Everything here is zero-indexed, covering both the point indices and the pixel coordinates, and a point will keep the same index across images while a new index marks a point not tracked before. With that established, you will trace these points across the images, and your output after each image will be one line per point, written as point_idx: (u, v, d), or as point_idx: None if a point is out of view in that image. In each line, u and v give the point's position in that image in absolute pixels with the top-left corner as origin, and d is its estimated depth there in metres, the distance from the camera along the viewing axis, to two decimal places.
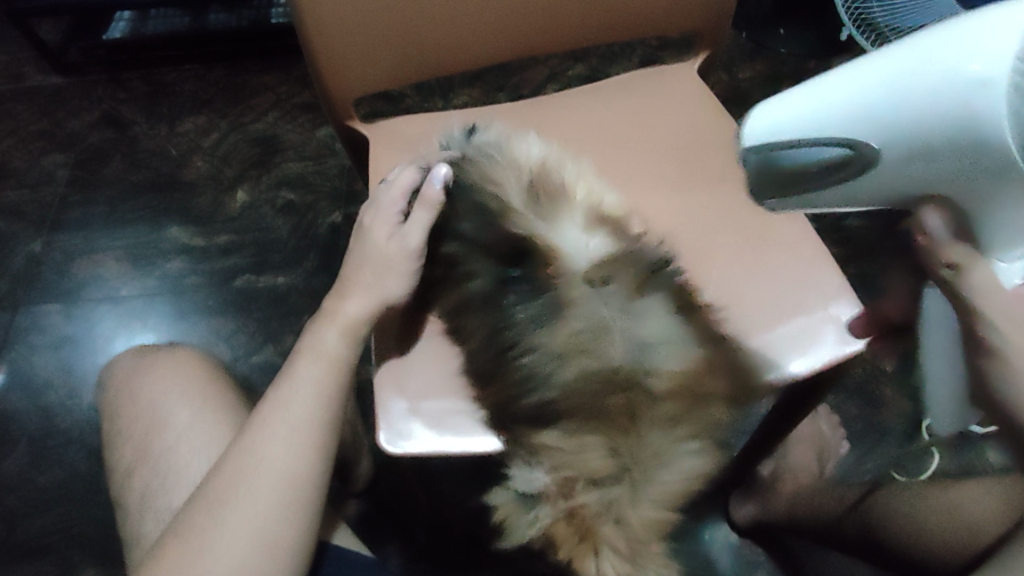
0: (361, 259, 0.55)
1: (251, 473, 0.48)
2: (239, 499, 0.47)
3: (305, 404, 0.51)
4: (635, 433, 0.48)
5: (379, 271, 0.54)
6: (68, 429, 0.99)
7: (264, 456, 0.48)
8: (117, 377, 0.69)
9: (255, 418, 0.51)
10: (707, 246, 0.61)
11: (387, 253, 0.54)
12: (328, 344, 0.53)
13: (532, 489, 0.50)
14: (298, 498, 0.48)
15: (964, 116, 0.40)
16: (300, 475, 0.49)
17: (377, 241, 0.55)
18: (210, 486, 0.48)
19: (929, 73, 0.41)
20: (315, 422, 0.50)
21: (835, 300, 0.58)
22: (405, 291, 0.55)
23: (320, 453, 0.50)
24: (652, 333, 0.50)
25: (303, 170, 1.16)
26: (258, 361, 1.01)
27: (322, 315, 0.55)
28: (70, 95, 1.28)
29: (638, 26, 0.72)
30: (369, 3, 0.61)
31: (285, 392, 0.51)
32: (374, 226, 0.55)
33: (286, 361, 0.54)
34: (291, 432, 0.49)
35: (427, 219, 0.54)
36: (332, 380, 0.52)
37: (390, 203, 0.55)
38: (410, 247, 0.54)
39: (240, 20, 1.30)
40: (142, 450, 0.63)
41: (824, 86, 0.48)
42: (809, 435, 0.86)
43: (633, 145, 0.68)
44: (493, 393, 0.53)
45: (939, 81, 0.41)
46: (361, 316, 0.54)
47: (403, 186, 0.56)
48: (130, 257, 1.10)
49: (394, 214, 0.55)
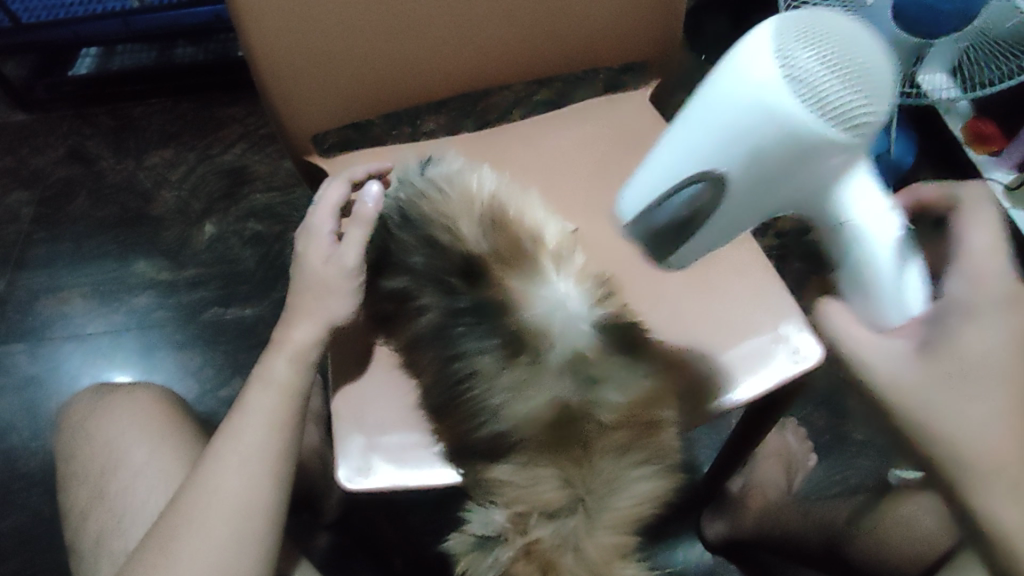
0: (300, 285, 0.55)
1: (204, 507, 0.48)
2: (192, 534, 0.47)
3: (257, 435, 0.51)
4: (587, 463, 0.48)
5: (318, 294, 0.54)
6: (32, 471, 0.97)
7: (215, 489, 0.48)
8: (74, 418, 0.68)
9: (208, 453, 0.51)
10: (657, 271, 0.62)
11: (323, 275, 0.54)
12: (277, 374, 0.53)
13: (490, 532, 0.50)
14: (251, 531, 0.48)
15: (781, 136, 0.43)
16: (255, 505, 0.49)
17: (312, 264, 0.54)
18: (164, 524, 0.48)
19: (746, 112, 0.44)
20: (268, 453, 0.51)
21: (783, 319, 0.59)
22: (350, 310, 0.55)
23: (275, 485, 0.50)
24: (600, 360, 0.51)
25: (270, 201, 1.16)
26: (226, 396, 1.01)
27: (271, 345, 0.55)
28: (35, 132, 1.27)
29: (587, 56, 0.73)
30: (318, 41, 0.62)
31: (235, 424, 0.51)
32: (309, 252, 0.55)
33: (236, 398, 0.54)
34: (243, 462, 0.49)
35: (363, 236, 0.55)
36: (283, 409, 0.52)
37: (320, 224, 0.56)
38: (346, 266, 0.54)
39: (207, 54, 1.32)
40: (100, 492, 0.62)
41: (663, 159, 0.51)
42: (775, 449, 0.86)
43: (586, 171, 0.69)
44: (448, 425, 0.54)
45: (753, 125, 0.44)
46: (307, 342, 0.54)
47: (331, 206, 0.57)
48: (96, 293, 1.09)
49: (325, 236, 0.55)
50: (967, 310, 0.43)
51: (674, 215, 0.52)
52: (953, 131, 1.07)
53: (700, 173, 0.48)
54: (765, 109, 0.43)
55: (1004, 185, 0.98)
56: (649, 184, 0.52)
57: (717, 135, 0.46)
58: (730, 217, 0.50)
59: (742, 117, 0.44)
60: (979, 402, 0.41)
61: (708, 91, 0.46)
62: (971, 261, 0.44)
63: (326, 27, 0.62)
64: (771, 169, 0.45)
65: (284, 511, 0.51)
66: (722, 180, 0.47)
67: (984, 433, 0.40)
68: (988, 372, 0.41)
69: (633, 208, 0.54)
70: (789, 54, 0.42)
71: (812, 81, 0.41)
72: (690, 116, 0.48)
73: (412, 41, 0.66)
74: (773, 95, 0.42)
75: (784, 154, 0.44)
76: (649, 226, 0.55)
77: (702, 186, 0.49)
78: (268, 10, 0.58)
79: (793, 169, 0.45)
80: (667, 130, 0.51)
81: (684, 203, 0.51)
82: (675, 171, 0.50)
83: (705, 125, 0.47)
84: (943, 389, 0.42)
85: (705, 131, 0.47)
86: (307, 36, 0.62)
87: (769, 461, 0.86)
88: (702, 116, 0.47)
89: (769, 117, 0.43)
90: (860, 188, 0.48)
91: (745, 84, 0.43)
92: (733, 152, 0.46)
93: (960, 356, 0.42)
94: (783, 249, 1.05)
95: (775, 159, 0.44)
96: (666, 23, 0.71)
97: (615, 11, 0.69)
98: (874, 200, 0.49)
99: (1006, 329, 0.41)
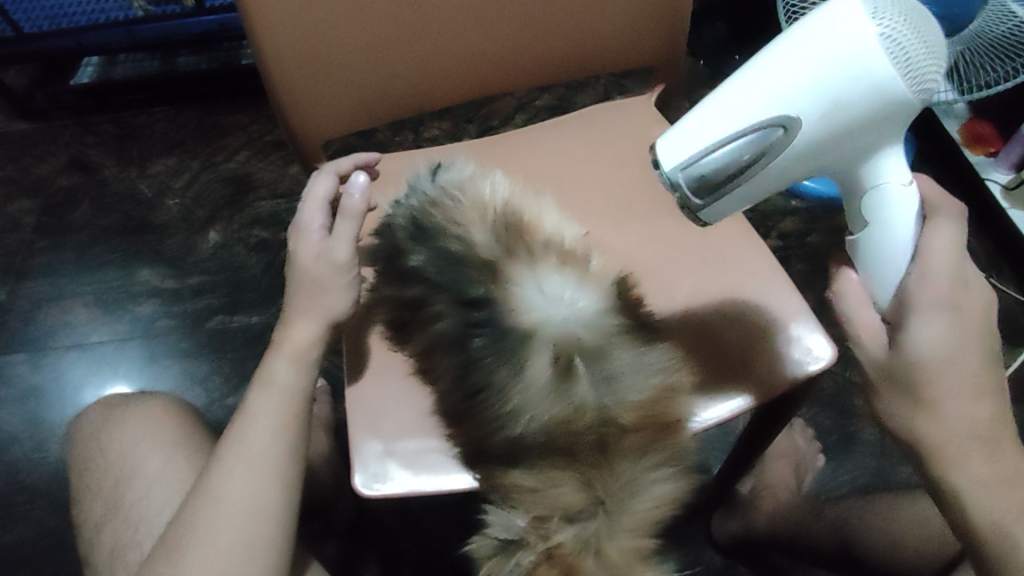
0: (295, 281, 0.54)
1: (211, 513, 0.48)
2: (201, 543, 0.47)
3: (261, 437, 0.51)
4: (607, 465, 0.49)
5: (314, 291, 0.53)
6: (36, 483, 0.96)
7: (221, 494, 0.48)
8: (86, 429, 0.68)
9: (214, 459, 0.51)
10: (666, 273, 0.62)
11: (317, 272, 0.53)
12: (279, 375, 0.53)
13: (510, 536, 0.50)
14: (262, 538, 0.48)
15: (869, 88, 0.41)
16: (262, 508, 0.49)
17: (305, 260, 0.54)
18: (174, 535, 0.48)
19: (837, 62, 0.41)
20: (275, 457, 0.50)
21: (794, 322, 0.59)
22: (348, 305, 0.54)
23: (283, 488, 0.50)
24: (618, 363, 0.51)
25: (274, 209, 1.16)
26: (233, 404, 1.00)
27: (272, 345, 0.55)
28: (37, 141, 1.27)
29: (592, 63, 0.74)
30: (326, 50, 0.63)
31: (239, 429, 0.51)
32: (300, 248, 0.54)
33: (240, 405, 0.54)
34: (247, 467, 0.49)
35: (352, 231, 0.54)
36: (287, 410, 0.52)
37: (310, 219, 0.55)
38: (337, 262, 0.53)
39: (209, 62, 1.32)
40: (114, 502, 0.62)
41: (719, 106, 0.45)
42: (785, 451, 0.87)
43: (595, 176, 0.70)
44: (465, 429, 0.54)
45: (841, 74, 0.41)
46: (307, 340, 0.53)
47: (319, 200, 0.55)
48: (100, 302, 1.09)
49: (315, 229, 0.55)
50: (920, 311, 0.44)
51: (721, 167, 0.45)
52: (952, 132, 1.08)
53: (769, 121, 0.44)
54: (856, 61, 0.40)
55: (1002, 185, 1.00)
56: (697, 134, 0.46)
57: (796, 84, 0.42)
58: (785, 171, 0.46)
59: (826, 66, 0.41)
60: (933, 395, 0.44)
61: (789, 42, 0.43)
62: (926, 265, 0.45)
63: (335, 33, 0.62)
64: (843, 125, 0.43)
65: (294, 515, 0.51)
66: (794, 128, 0.43)
67: (946, 422, 0.44)
68: (940, 369, 0.43)
69: (671, 159, 0.47)
70: (884, 11, 0.40)
71: (905, 40, 0.39)
72: (762, 64, 0.44)
73: (419, 47, 0.67)
74: (870, 47, 0.39)
75: (866, 108, 0.42)
76: (688, 184, 0.47)
77: (766, 133, 0.44)
78: (278, 14, 0.59)
79: (863, 129, 0.43)
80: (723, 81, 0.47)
81: (737, 151, 0.45)
82: (737, 118, 0.44)
83: (781, 74, 0.43)
84: (903, 384, 0.45)
85: (781, 81, 0.43)
86: (316, 45, 0.62)
87: (779, 463, 0.87)
88: (775, 64, 0.44)
89: (860, 70, 0.40)
90: (891, 161, 0.46)
91: (835, 34, 0.41)
92: (815, 100, 0.42)
93: (915, 356, 0.44)
94: (786, 252, 1.06)
95: (853, 115, 0.42)
96: (672, 30, 0.71)
97: (622, 18, 0.69)
98: (905, 174, 0.46)
99: (958, 327, 0.43)
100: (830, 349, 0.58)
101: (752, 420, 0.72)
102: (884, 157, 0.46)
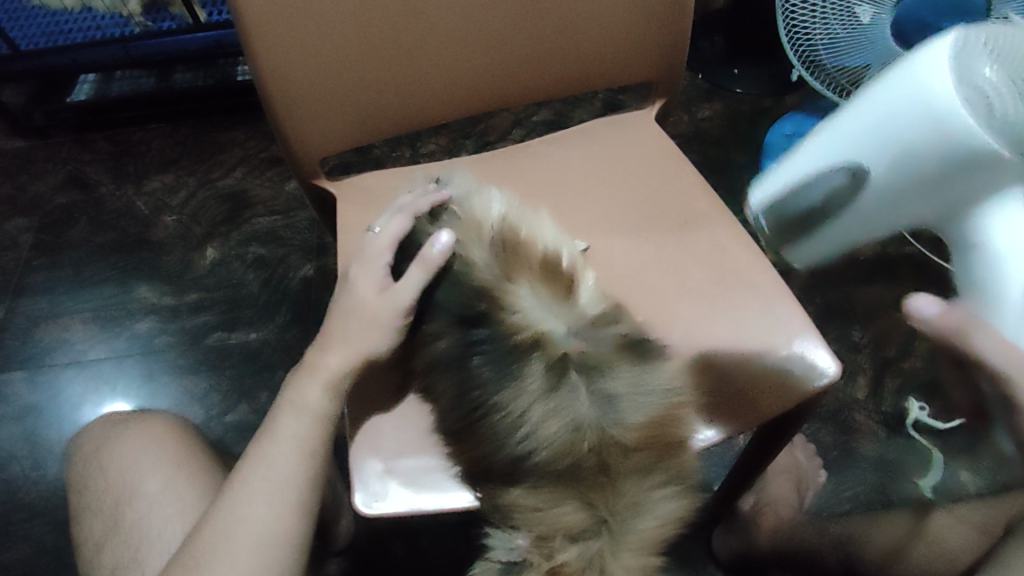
0: (345, 313, 0.55)
1: (231, 536, 0.47)
2: (218, 565, 0.46)
3: (287, 462, 0.50)
4: (609, 485, 0.48)
5: (363, 326, 0.54)
6: (33, 502, 0.95)
7: (242, 516, 0.48)
8: (85, 449, 0.68)
9: (234, 478, 0.50)
10: (667, 293, 0.62)
11: (374, 309, 0.54)
12: (309, 401, 0.52)
13: (513, 558, 0.50)
14: (279, 559, 0.48)
15: (928, 128, 0.56)
16: (282, 533, 0.48)
17: (363, 297, 0.55)
18: (188, 552, 0.48)
19: (903, 103, 0.58)
20: (297, 477, 0.50)
21: (798, 337, 0.59)
22: (391, 346, 0.55)
23: (302, 512, 0.50)
24: (615, 381, 0.51)
25: (272, 225, 1.16)
26: (232, 421, 1.00)
27: (302, 369, 0.54)
28: (34, 158, 1.27)
29: (590, 80, 0.74)
30: (324, 69, 0.63)
31: (263, 450, 0.51)
32: (361, 281, 0.56)
33: (264, 420, 0.53)
34: (272, 490, 0.49)
35: (421, 280, 0.54)
36: (314, 438, 0.52)
37: (376, 256, 0.56)
38: (399, 306, 0.54)
39: (206, 78, 1.33)
40: (114, 523, 0.61)
41: (849, 120, 0.64)
42: (786, 466, 0.88)
43: (596, 193, 0.70)
44: (467, 448, 0.53)
45: (888, 118, 0.59)
46: (341, 369, 0.53)
47: (391, 240, 0.57)
48: (98, 320, 1.08)
49: (380, 269, 0.56)
50: None
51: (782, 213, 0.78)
52: None
53: (845, 162, 0.65)
54: (927, 86, 0.56)
55: None
56: (790, 170, 0.72)
57: (876, 132, 0.61)
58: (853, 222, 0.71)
59: (900, 111, 0.58)
60: None
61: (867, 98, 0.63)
62: None
63: (335, 52, 0.62)
64: (933, 144, 0.56)
65: (310, 539, 0.50)
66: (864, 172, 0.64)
67: None
68: None
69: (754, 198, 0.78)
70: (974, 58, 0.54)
71: (995, 87, 0.53)
72: (862, 106, 0.63)
73: (412, 64, 0.67)
74: (942, 80, 0.55)
75: (937, 148, 0.56)
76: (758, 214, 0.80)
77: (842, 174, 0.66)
78: (273, 34, 0.59)
79: (912, 189, 0.60)
80: (843, 120, 0.65)
81: (820, 190, 0.71)
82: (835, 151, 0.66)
83: (852, 126, 0.64)
84: None
85: (853, 125, 0.63)
86: (314, 64, 0.62)
87: (780, 479, 0.87)
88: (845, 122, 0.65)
89: (932, 99, 0.55)
90: (1002, 224, 0.56)
91: (931, 68, 0.55)
92: (852, 155, 0.64)
93: None
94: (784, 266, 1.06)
95: (916, 145, 0.57)
96: (671, 46, 0.72)
97: (620, 32, 0.70)
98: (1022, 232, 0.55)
99: None
100: (834, 364, 0.58)
101: (750, 441, 0.72)
102: (991, 205, 0.56)
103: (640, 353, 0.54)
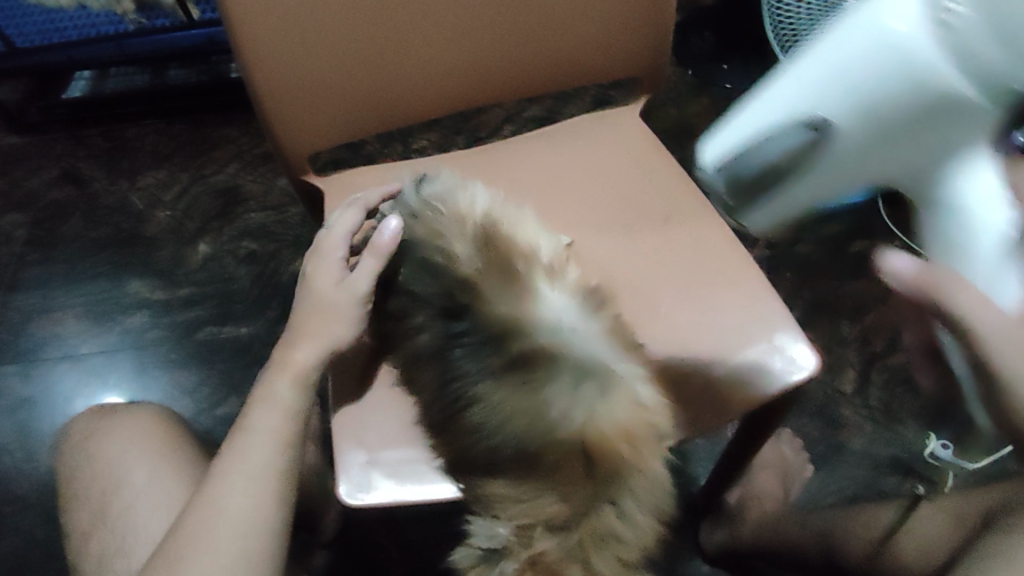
0: (307, 306, 0.56)
1: (212, 529, 0.48)
2: (197, 556, 0.47)
3: (264, 454, 0.51)
4: (587, 475, 0.49)
5: (325, 315, 0.55)
6: (25, 494, 0.96)
7: (222, 509, 0.48)
8: (74, 439, 0.68)
9: (214, 471, 0.51)
10: (648, 287, 0.63)
11: (334, 297, 0.55)
12: (280, 395, 0.53)
13: (494, 545, 0.50)
14: (258, 550, 0.48)
15: (905, 78, 0.57)
16: (260, 524, 0.49)
17: (321, 288, 0.56)
18: (169, 546, 0.48)
19: (873, 47, 0.58)
20: (273, 469, 0.51)
21: (777, 331, 0.60)
22: (352, 335, 0.55)
23: (279, 503, 0.50)
24: (596, 374, 0.51)
25: (264, 221, 1.17)
26: (223, 415, 1.00)
27: (273, 365, 0.55)
28: (28, 153, 1.28)
29: (576, 76, 0.75)
30: (310, 68, 0.64)
31: (240, 444, 0.52)
32: (318, 274, 0.57)
33: (239, 417, 0.54)
34: (250, 482, 0.49)
35: (375, 266, 0.56)
36: (289, 428, 0.53)
37: (332, 249, 0.57)
38: (357, 293, 0.55)
39: (200, 75, 1.34)
40: (100, 513, 0.62)
41: (807, 70, 0.64)
42: (771, 460, 0.88)
43: (578, 188, 0.70)
44: (450, 439, 0.54)
45: (872, 59, 0.58)
46: (310, 363, 0.54)
47: (345, 232, 0.58)
48: (91, 314, 1.09)
49: (336, 260, 0.57)
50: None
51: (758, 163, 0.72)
52: None
53: (803, 119, 0.66)
54: (897, 41, 0.56)
55: None
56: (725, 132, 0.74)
57: (848, 77, 0.61)
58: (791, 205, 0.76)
59: (879, 54, 0.58)
60: None
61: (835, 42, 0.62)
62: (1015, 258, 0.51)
63: (319, 50, 0.63)
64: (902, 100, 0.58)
65: (290, 530, 0.51)
66: (831, 125, 0.64)
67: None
68: None
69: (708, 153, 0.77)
70: None
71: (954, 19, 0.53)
72: (825, 53, 0.62)
73: (398, 63, 0.67)
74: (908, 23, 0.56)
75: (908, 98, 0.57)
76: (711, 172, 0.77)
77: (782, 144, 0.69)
78: (259, 34, 0.59)
79: (884, 139, 0.62)
80: (807, 67, 0.65)
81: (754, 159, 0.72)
82: (763, 115, 0.69)
83: (823, 73, 0.63)
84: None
85: (874, 45, 0.58)
86: (300, 64, 0.63)
87: (766, 472, 0.87)
88: (821, 67, 0.63)
89: (897, 50, 0.56)
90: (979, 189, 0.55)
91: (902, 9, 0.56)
92: (835, 102, 0.63)
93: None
94: (774, 261, 1.06)
95: (885, 94, 0.59)
96: (656, 41, 0.72)
97: (605, 28, 0.70)
98: (995, 192, 0.57)
99: None
100: (812, 358, 0.58)
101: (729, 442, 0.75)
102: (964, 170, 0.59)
103: (618, 341, 0.54)
